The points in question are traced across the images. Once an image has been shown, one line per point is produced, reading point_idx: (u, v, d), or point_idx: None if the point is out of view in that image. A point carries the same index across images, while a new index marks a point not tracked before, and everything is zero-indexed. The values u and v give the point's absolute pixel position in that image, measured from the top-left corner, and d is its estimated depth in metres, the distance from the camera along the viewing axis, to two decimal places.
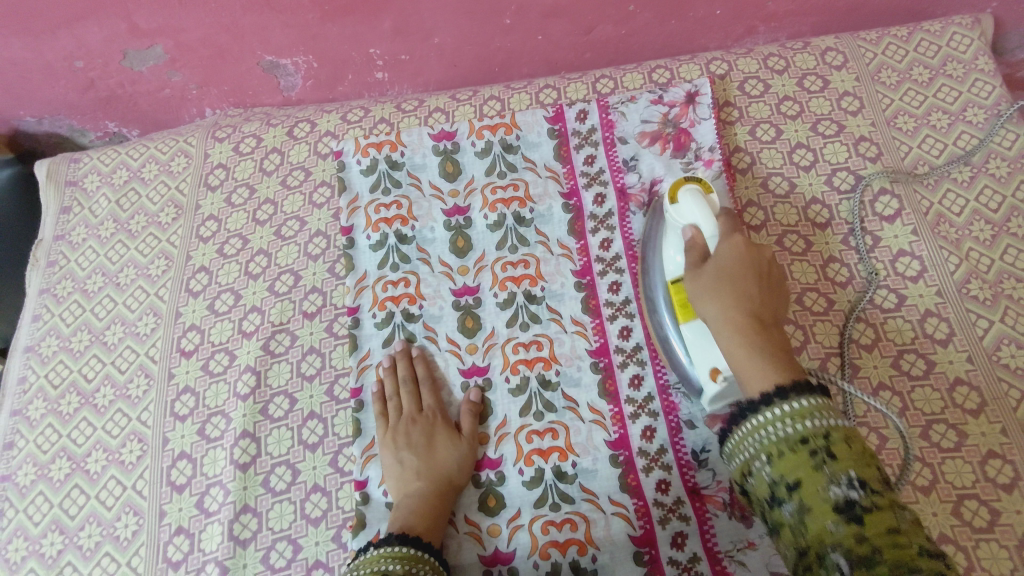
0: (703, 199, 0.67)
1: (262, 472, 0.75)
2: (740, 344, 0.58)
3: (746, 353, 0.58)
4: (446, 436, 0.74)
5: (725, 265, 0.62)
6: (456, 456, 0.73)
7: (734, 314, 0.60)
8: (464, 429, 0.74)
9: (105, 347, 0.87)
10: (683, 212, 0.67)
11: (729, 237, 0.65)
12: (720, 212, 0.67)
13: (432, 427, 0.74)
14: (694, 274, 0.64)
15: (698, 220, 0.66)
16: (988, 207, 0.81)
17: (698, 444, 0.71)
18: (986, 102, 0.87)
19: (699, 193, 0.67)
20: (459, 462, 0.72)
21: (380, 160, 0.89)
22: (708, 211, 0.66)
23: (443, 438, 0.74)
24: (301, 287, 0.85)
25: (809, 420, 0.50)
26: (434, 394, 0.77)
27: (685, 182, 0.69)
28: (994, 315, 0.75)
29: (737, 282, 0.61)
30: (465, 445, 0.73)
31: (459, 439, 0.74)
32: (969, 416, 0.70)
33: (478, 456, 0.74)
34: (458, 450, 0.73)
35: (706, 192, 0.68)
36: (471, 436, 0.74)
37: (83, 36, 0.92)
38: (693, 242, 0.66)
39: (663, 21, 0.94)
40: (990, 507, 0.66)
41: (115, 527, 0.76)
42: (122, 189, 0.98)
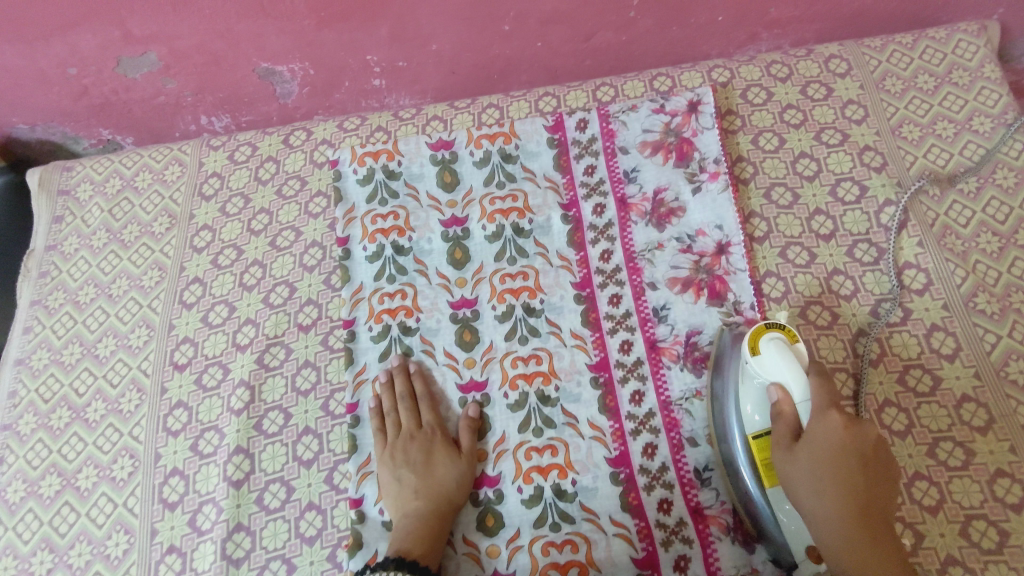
0: (791, 352, 0.62)
1: (256, 489, 0.74)
2: (841, 527, 0.58)
3: (853, 542, 0.57)
4: (444, 453, 0.72)
5: (821, 448, 0.59)
6: (455, 474, 0.71)
7: (836, 476, 0.59)
8: (462, 446, 0.73)
9: (97, 360, 0.85)
10: (768, 365, 0.62)
11: (825, 411, 0.60)
12: (808, 366, 0.62)
13: (430, 444, 0.73)
14: (784, 458, 0.61)
15: (783, 376, 0.61)
16: (995, 218, 0.79)
17: (700, 462, 0.70)
18: (992, 110, 0.85)
19: (784, 344, 0.62)
20: (458, 480, 0.71)
21: (377, 169, 0.88)
22: (798, 367, 0.61)
23: (441, 455, 0.72)
24: (297, 299, 0.84)
25: None
26: (433, 410, 0.75)
27: (768, 331, 0.64)
28: (1002, 329, 0.73)
29: (834, 469, 0.59)
30: (464, 462, 0.72)
31: (457, 456, 0.72)
32: (976, 434, 0.69)
33: (477, 474, 0.73)
34: (457, 467, 0.71)
35: (791, 341, 0.63)
36: (470, 453, 0.73)
37: (75, 43, 0.90)
38: (782, 417, 0.62)
39: (664, 27, 0.93)
40: (999, 528, 0.65)
41: (106, 546, 0.74)
42: (115, 197, 0.96)
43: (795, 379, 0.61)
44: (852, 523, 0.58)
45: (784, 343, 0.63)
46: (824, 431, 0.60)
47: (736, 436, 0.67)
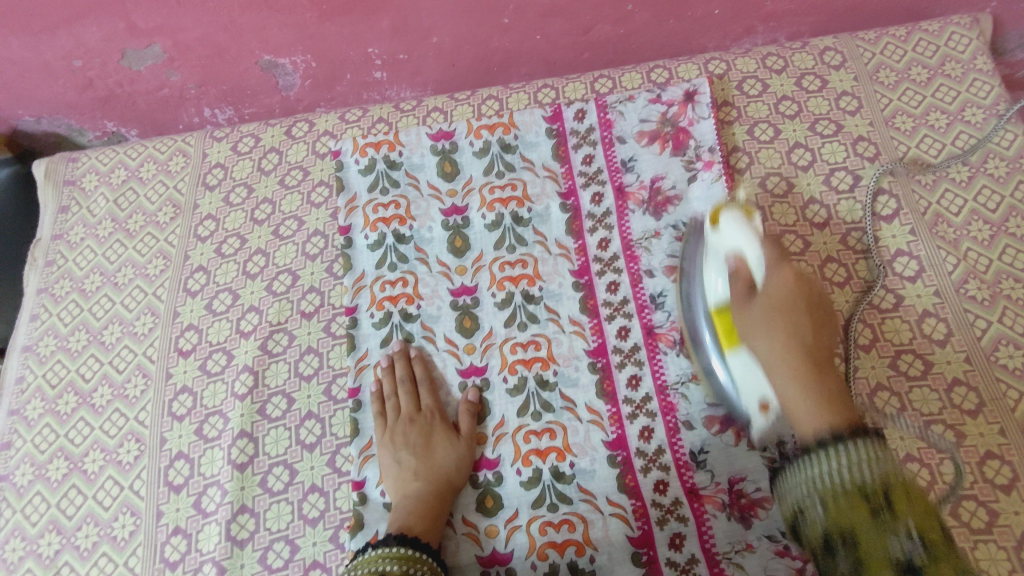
0: (748, 225, 0.65)
1: (259, 472, 0.75)
2: (791, 376, 0.57)
3: (803, 395, 0.55)
4: (444, 436, 0.74)
5: (768, 309, 0.60)
6: (454, 456, 0.72)
7: (790, 334, 0.58)
8: (462, 429, 0.74)
9: (103, 347, 0.87)
10: (725, 236, 0.67)
11: (778, 266, 0.63)
12: (762, 235, 0.65)
13: (430, 427, 0.74)
14: (744, 307, 0.63)
15: (743, 244, 0.65)
16: (986, 207, 0.81)
17: (696, 444, 0.71)
18: (984, 101, 0.87)
19: (739, 218, 0.66)
20: (457, 462, 0.72)
21: (378, 160, 0.89)
22: (752, 235, 0.65)
23: (441, 438, 0.73)
24: (299, 287, 0.85)
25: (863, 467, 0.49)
26: (432, 394, 0.77)
27: (726, 209, 0.68)
28: (992, 315, 0.74)
29: (786, 314, 0.60)
30: (463, 445, 0.73)
31: (457, 439, 0.74)
32: (966, 417, 0.70)
33: (476, 457, 0.74)
34: (456, 450, 0.73)
35: (750, 215, 0.67)
36: (470, 436, 0.74)
37: (80, 35, 0.92)
38: (738, 273, 0.65)
39: (661, 20, 0.94)
40: (989, 508, 0.66)
41: (112, 527, 0.76)
42: (121, 188, 0.98)
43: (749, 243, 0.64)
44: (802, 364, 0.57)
45: (741, 217, 0.66)
46: (775, 281, 0.62)
47: (703, 315, 0.70)
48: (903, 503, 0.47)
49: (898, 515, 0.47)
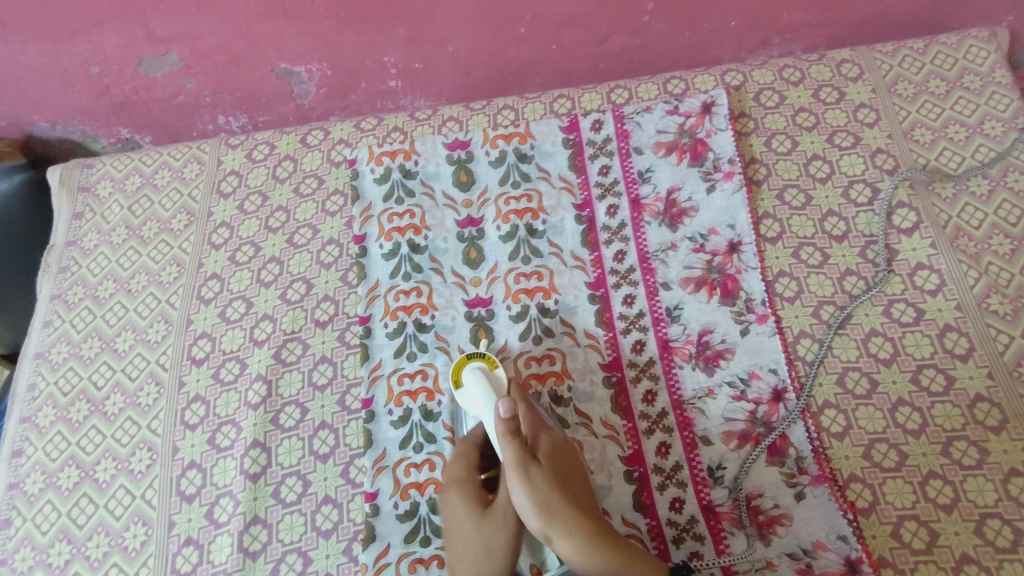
0: (487, 378, 0.72)
1: (272, 483, 0.74)
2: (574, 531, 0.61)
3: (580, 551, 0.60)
4: (477, 526, 0.66)
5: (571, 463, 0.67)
6: (482, 553, 0.64)
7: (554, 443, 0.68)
8: (492, 511, 0.67)
9: (115, 354, 0.86)
10: (471, 392, 0.72)
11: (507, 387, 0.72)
12: (502, 386, 0.72)
13: (462, 526, 0.67)
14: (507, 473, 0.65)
15: (485, 400, 0.71)
16: (1007, 220, 0.80)
17: (714, 461, 0.72)
18: (1003, 114, 0.86)
19: (482, 371, 0.72)
20: (487, 558, 0.64)
21: (393, 169, 0.89)
22: (490, 391, 0.71)
23: (472, 530, 0.66)
24: (314, 295, 0.85)
25: (665, 559, 0.62)
26: (465, 481, 0.70)
27: (468, 361, 0.74)
28: (1014, 330, 0.74)
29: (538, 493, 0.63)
30: (498, 532, 0.66)
31: (485, 527, 0.66)
32: (990, 433, 0.69)
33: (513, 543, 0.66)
34: (484, 540, 0.65)
35: (490, 368, 0.73)
36: (502, 516, 0.67)
37: (98, 43, 0.92)
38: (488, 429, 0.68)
39: (678, 31, 0.94)
40: (1014, 527, 0.65)
41: (123, 537, 0.75)
42: (135, 194, 0.97)
43: (488, 408, 0.70)
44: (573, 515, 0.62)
45: (482, 369, 0.72)
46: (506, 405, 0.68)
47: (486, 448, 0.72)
48: None
49: None
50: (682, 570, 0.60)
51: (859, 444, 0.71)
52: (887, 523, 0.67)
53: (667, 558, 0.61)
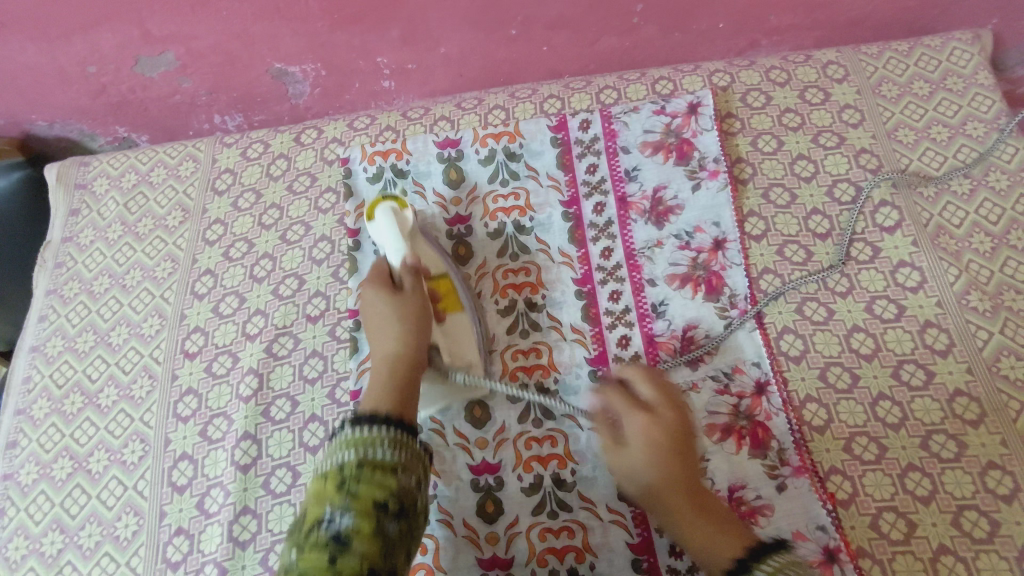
0: (394, 216, 0.76)
1: (262, 474, 0.76)
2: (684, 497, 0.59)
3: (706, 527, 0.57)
4: (388, 305, 0.68)
5: (467, 325, 0.76)
6: (396, 333, 0.66)
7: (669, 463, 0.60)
8: (403, 294, 0.69)
9: (110, 348, 0.88)
10: (379, 227, 0.77)
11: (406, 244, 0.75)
12: (406, 225, 0.77)
13: (376, 312, 0.69)
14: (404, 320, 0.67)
15: (393, 234, 0.75)
16: (987, 219, 0.81)
17: (697, 453, 0.73)
18: (985, 116, 0.88)
19: (392, 209, 0.77)
20: (402, 335, 0.65)
21: (386, 166, 0.90)
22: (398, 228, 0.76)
23: (385, 306, 0.68)
24: (305, 291, 0.86)
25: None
26: (379, 275, 0.72)
27: (382, 202, 0.78)
28: (993, 326, 0.75)
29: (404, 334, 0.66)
30: (407, 306, 0.68)
31: (398, 306, 0.68)
32: (968, 427, 0.70)
33: (422, 311, 0.69)
34: (396, 316, 0.67)
35: (400, 208, 0.78)
36: (413, 293, 0.69)
37: (96, 42, 0.93)
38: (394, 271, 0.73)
39: (666, 33, 0.96)
40: (991, 518, 0.66)
41: (115, 527, 0.76)
42: (131, 192, 0.99)
43: (395, 240, 0.75)
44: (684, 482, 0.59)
45: (392, 209, 0.77)
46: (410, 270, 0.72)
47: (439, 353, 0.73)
48: None
49: None
50: None
51: (840, 437, 0.72)
52: (866, 514, 0.68)
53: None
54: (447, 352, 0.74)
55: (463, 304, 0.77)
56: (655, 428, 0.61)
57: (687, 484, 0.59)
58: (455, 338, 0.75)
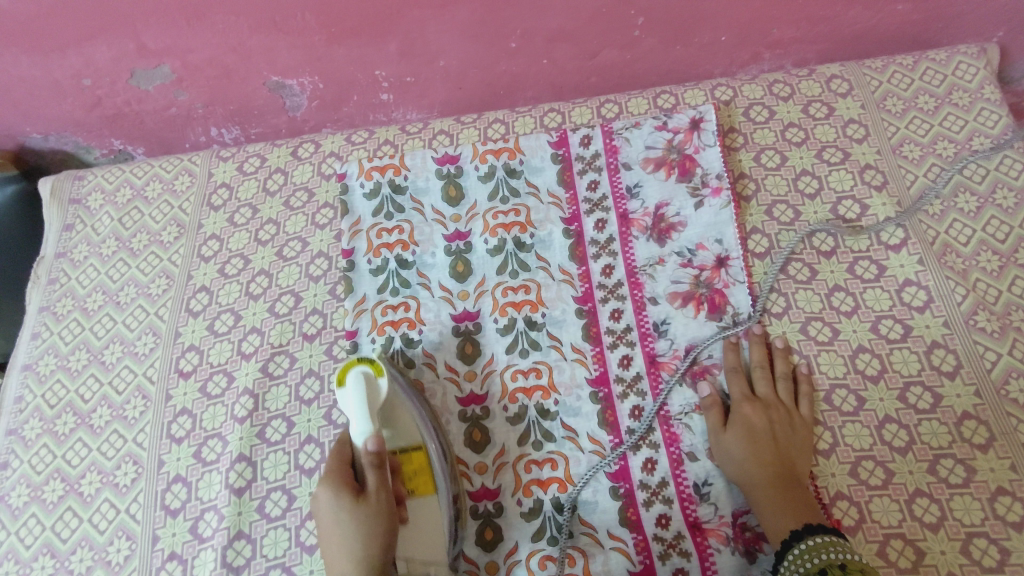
0: (370, 385, 0.70)
1: (257, 497, 0.74)
2: (784, 489, 0.67)
3: (767, 496, 0.67)
4: (351, 521, 0.62)
5: (435, 514, 0.70)
6: (354, 567, 0.60)
7: (758, 456, 0.69)
8: (368, 498, 0.64)
9: (103, 366, 0.86)
10: (348, 397, 0.70)
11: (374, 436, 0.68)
12: (380, 400, 0.70)
13: (334, 513, 0.63)
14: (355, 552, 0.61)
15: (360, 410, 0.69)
16: (995, 237, 0.80)
17: (700, 476, 0.72)
18: (992, 131, 0.86)
19: (366, 376, 0.71)
20: (359, 554, 0.61)
21: (383, 184, 0.89)
22: (367, 405, 0.69)
23: (348, 537, 0.62)
24: (302, 309, 0.85)
25: (828, 552, 0.60)
26: (339, 471, 0.66)
27: (357, 365, 0.72)
28: (1002, 347, 0.73)
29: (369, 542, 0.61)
30: (373, 527, 0.62)
31: (359, 515, 0.62)
32: (977, 451, 0.69)
33: (389, 524, 0.63)
34: (359, 535, 0.61)
35: (376, 375, 0.71)
36: (377, 499, 0.63)
37: (90, 55, 0.92)
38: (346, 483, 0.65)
39: (668, 46, 0.94)
40: (1001, 546, 0.65)
41: (107, 552, 0.75)
42: (126, 206, 0.98)
43: (361, 416, 0.69)
44: (780, 469, 0.68)
45: (368, 376, 0.71)
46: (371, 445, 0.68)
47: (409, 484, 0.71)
48: None
49: None
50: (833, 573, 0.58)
51: (846, 461, 0.71)
52: (872, 542, 0.67)
53: (821, 554, 0.60)
54: (404, 558, 0.68)
55: (437, 486, 0.71)
56: (779, 428, 0.71)
57: (765, 464, 0.68)
58: (419, 536, 0.69)
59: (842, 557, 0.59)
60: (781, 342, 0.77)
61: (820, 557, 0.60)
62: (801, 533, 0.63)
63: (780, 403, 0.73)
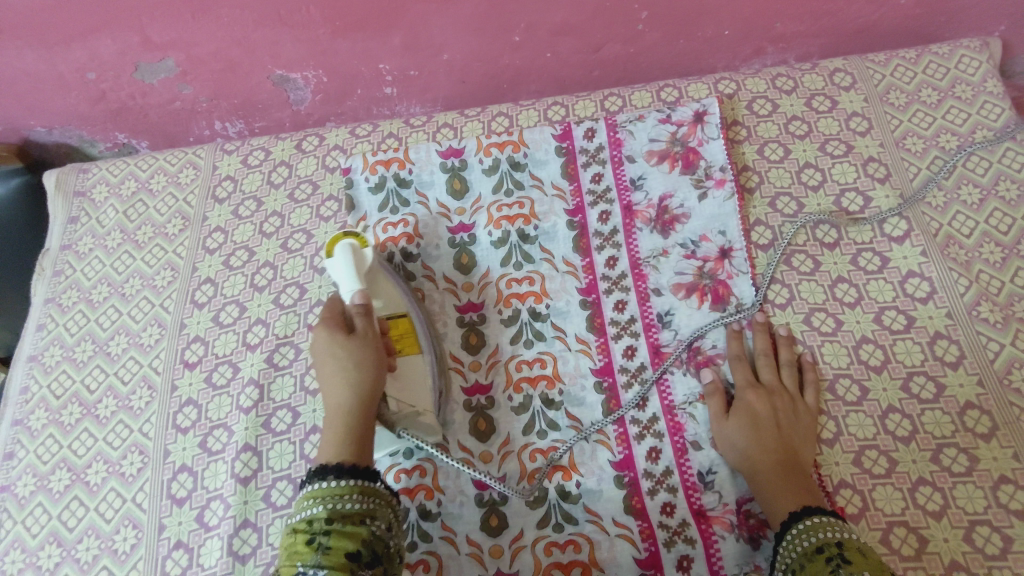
0: (355, 253, 0.74)
1: (263, 486, 0.74)
2: (786, 474, 0.67)
3: (769, 482, 0.67)
4: (344, 354, 0.66)
5: (422, 371, 0.74)
6: (353, 389, 0.64)
7: (761, 443, 0.69)
8: (357, 336, 0.67)
9: (108, 358, 0.86)
10: (337, 266, 0.74)
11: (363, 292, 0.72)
12: (366, 265, 0.75)
13: (332, 357, 0.66)
14: (346, 344, 0.66)
15: (348, 279, 0.73)
16: (998, 229, 0.80)
17: (704, 465, 0.72)
18: (994, 124, 0.87)
19: (352, 246, 0.75)
20: (353, 387, 0.64)
21: (388, 177, 0.89)
22: (353, 270, 0.73)
23: (341, 355, 0.66)
24: (307, 300, 0.85)
25: (827, 531, 0.60)
26: (333, 313, 0.70)
27: (342, 238, 0.76)
28: (1005, 338, 0.74)
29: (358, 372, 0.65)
30: (365, 355, 0.66)
31: (352, 355, 0.66)
32: (980, 441, 0.69)
33: (379, 360, 0.67)
34: (354, 367, 0.65)
35: (361, 245, 0.76)
36: (366, 332, 0.68)
37: (95, 48, 0.92)
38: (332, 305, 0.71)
39: (672, 40, 0.95)
40: (1003, 534, 0.65)
41: (113, 541, 0.75)
42: (131, 199, 0.98)
43: (350, 275, 0.73)
44: (783, 455, 0.68)
45: (353, 246, 0.75)
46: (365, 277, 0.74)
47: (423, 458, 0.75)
48: (858, 560, 0.56)
49: (853, 566, 0.56)
50: (829, 551, 0.58)
51: (849, 450, 0.71)
52: (876, 529, 0.67)
53: (820, 533, 0.60)
54: (395, 399, 0.71)
55: (422, 347, 0.75)
56: (784, 415, 0.71)
57: (768, 450, 0.69)
58: (407, 378, 0.73)
59: (840, 537, 0.60)
60: (785, 332, 0.77)
61: (819, 536, 0.60)
62: (801, 515, 0.63)
63: (785, 390, 0.73)
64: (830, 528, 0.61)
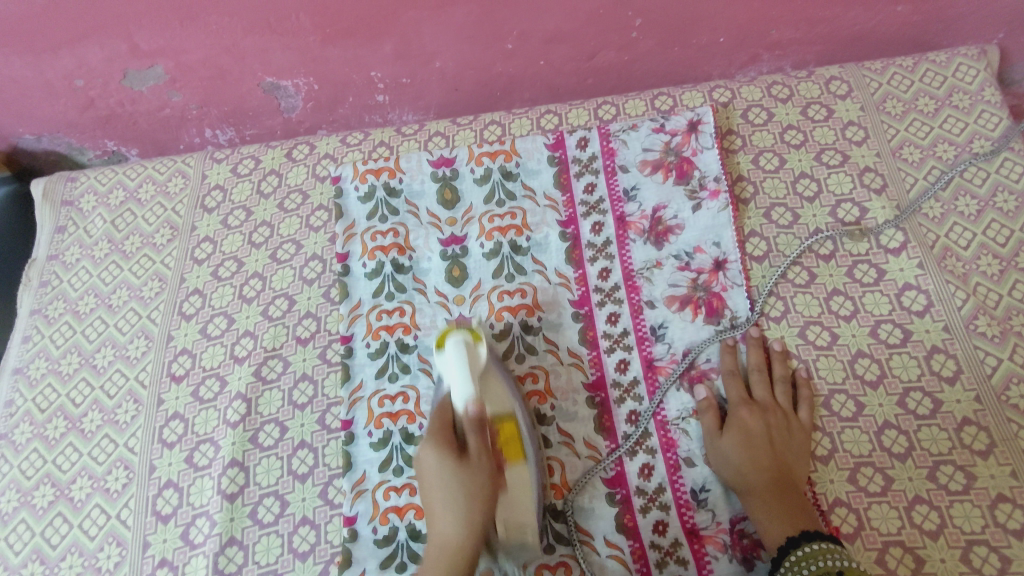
0: (468, 350, 0.68)
1: (249, 503, 0.73)
2: (779, 494, 0.66)
3: (762, 502, 0.66)
4: (453, 478, 0.63)
5: (529, 486, 0.67)
6: (458, 516, 0.61)
7: (755, 461, 0.68)
8: (470, 463, 0.63)
9: (94, 370, 0.85)
10: (448, 360, 0.68)
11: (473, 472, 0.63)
12: (480, 365, 0.69)
13: (439, 484, 0.63)
14: (459, 477, 0.62)
15: (461, 375, 0.67)
16: (995, 241, 0.79)
17: (697, 483, 0.71)
18: (992, 133, 0.86)
19: (466, 342, 0.69)
20: (464, 521, 0.61)
21: (378, 187, 0.88)
22: (468, 371, 0.67)
23: (450, 478, 0.63)
24: (296, 312, 0.84)
25: (826, 558, 0.59)
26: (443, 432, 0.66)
27: (453, 332, 0.70)
28: (1003, 352, 0.73)
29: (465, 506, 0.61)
30: (474, 483, 0.62)
31: (464, 482, 0.62)
32: (977, 458, 0.68)
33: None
34: (463, 496, 0.62)
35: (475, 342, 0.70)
36: (480, 462, 0.63)
37: (82, 56, 0.91)
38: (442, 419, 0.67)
39: (666, 47, 0.94)
40: (1001, 554, 0.64)
41: (97, 558, 0.74)
42: (119, 208, 0.97)
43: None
44: (777, 473, 0.67)
45: (466, 342, 0.69)
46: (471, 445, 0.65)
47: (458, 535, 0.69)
48: None
49: None
50: None
51: (844, 468, 0.70)
52: (871, 549, 0.66)
53: (819, 560, 0.59)
54: (503, 524, 0.66)
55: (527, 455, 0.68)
56: (778, 432, 0.70)
57: (762, 469, 0.67)
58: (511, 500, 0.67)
59: (839, 564, 0.58)
60: (780, 345, 0.76)
61: (818, 564, 0.59)
62: (799, 540, 0.62)
63: (778, 406, 0.72)
64: (828, 553, 0.60)
